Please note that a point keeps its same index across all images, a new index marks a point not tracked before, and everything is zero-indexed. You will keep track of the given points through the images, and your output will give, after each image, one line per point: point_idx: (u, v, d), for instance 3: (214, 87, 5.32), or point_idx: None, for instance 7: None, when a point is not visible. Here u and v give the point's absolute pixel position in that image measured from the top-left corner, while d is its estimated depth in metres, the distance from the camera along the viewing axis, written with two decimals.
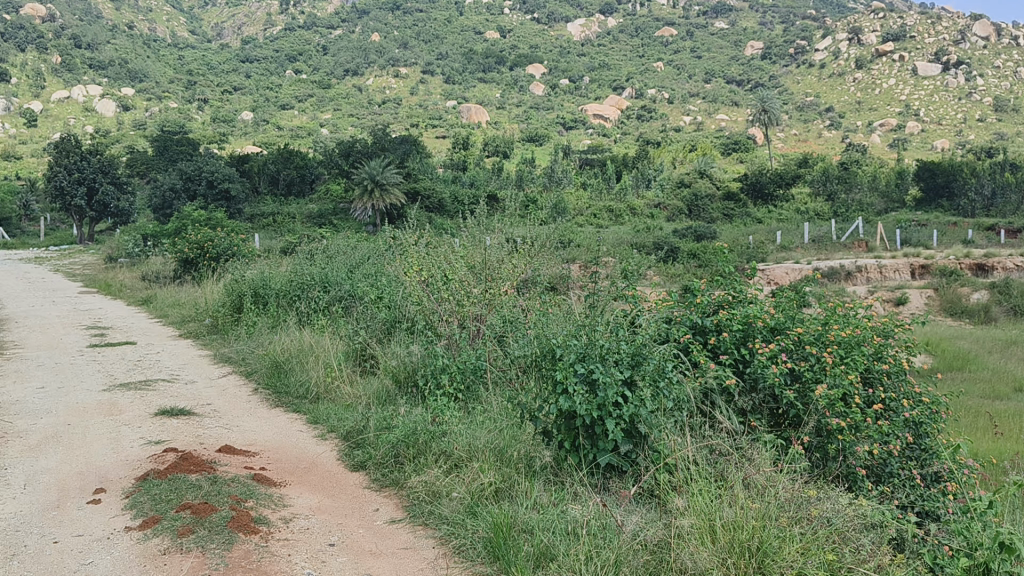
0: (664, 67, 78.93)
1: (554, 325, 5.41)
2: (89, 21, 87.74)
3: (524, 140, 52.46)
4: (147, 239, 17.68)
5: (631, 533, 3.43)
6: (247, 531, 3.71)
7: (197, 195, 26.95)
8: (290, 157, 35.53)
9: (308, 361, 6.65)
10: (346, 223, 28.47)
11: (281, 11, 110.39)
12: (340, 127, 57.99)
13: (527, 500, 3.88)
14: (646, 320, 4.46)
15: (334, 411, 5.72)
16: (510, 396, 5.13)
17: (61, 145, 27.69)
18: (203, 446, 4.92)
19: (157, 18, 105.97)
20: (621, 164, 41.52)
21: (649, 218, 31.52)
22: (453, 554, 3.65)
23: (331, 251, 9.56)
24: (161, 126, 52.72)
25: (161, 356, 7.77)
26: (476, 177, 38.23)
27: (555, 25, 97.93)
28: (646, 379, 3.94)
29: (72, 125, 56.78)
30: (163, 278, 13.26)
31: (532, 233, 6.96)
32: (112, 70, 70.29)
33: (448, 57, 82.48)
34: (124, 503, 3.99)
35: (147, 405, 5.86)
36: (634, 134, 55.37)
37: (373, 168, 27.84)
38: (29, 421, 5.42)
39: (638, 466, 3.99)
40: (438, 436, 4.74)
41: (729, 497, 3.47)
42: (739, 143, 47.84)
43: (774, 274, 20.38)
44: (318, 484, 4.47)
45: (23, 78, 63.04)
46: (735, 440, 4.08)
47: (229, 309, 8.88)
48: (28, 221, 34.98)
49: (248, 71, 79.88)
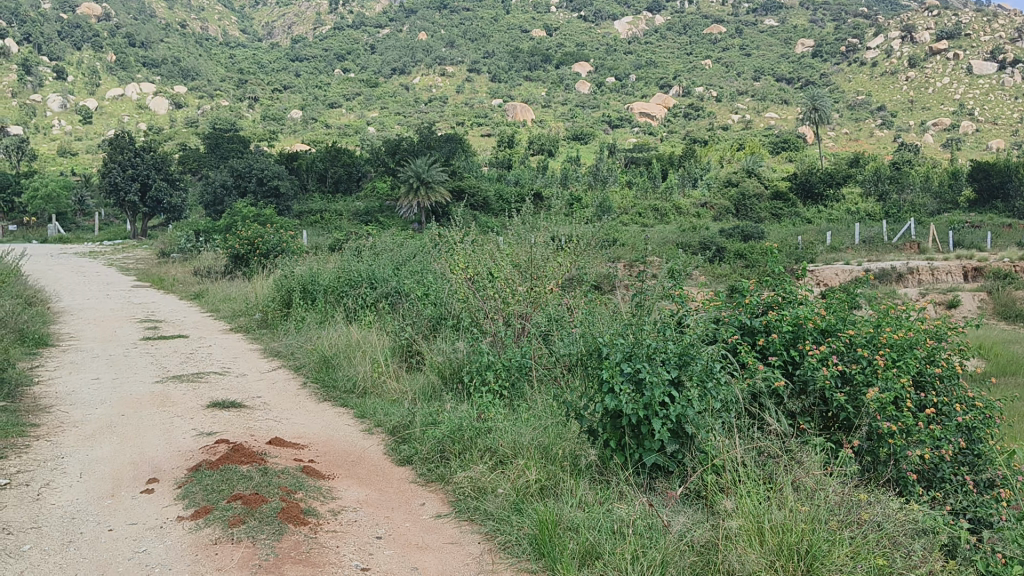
0: (712, 65, 77.99)
1: (599, 325, 5.34)
2: (143, 20, 89.49)
3: (568, 139, 52.27)
4: (199, 234, 17.89)
5: (677, 534, 3.42)
6: (297, 522, 3.76)
7: (247, 192, 27.41)
8: (337, 154, 35.80)
9: (355, 356, 6.70)
10: (392, 221, 28.65)
11: (329, 10, 111.38)
12: (387, 125, 58.34)
13: (572, 499, 3.87)
14: (693, 321, 4.38)
15: (381, 405, 5.76)
16: (555, 394, 5.14)
17: (116, 141, 28.21)
18: (253, 438, 5.01)
19: (209, 18, 107.92)
20: (668, 163, 41.18)
21: (695, 218, 31.26)
22: (499, 550, 3.65)
23: (379, 248, 9.57)
24: (213, 124, 53.66)
25: (212, 349, 7.93)
26: (521, 176, 38.19)
27: (602, 23, 97.34)
28: (693, 380, 3.88)
29: (125, 122, 57.98)
30: (215, 272, 13.45)
31: (582, 229, 6.84)
32: (165, 69, 71.70)
33: (494, 55, 82.47)
34: (177, 493, 4.06)
35: (199, 398, 5.97)
36: (681, 133, 54.80)
37: (419, 166, 28.00)
38: (85, 410, 5.55)
39: (684, 466, 3.95)
40: (484, 432, 4.72)
41: (778, 499, 3.45)
42: (788, 143, 47.15)
43: (823, 275, 20.10)
44: (365, 477, 4.52)
45: (79, 76, 64.47)
46: (784, 442, 4.02)
47: (278, 305, 8.99)
48: (83, 217, 35.99)
49: (297, 71, 80.89)
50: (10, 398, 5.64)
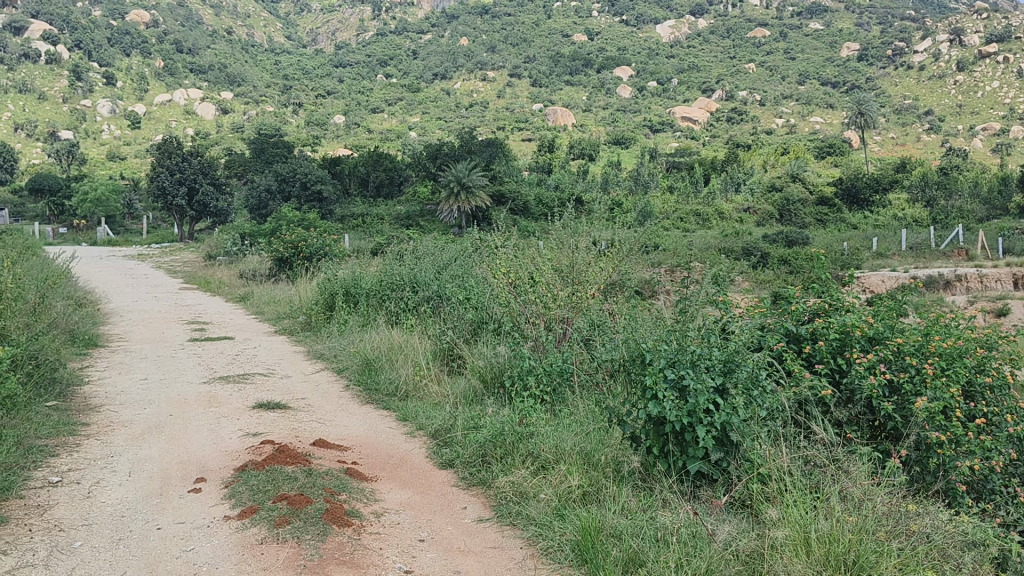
0: (756, 69, 77.17)
1: (642, 330, 5.30)
2: (191, 26, 91.28)
3: (609, 143, 52.24)
4: (244, 237, 18.13)
5: (722, 543, 3.38)
6: (342, 523, 3.79)
7: (291, 196, 27.75)
8: (379, 159, 36.11)
9: (398, 359, 6.76)
10: (433, 225, 28.85)
11: (373, 17, 112.44)
12: (428, 130, 58.75)
13: (616, 505, 3.84)
14: (738, 326, 4.29)
15: (423, 408, 5.80)
16: (598, 399, 5.14)
17: (164, 146, 28.72)
18: (298, 438, 5.08)
19: (255, 25, 110.10)
20: (710, 167, 40.91)
21: (738, 223, 31.01)
22: (541, 555, 3.64)
23: (420, 251, 9.64)
24: (258, 129, 54.57)
25: (258, 350, 8.04)
26: (562, 180, 38.27)
27: (644, 28, 97.02)
28: (738, 387, 3.81)
29: (173, 127, 59.16)
30: (260, 276, 13.64)
31: (626, 234, 6.80)
32: (212, 76, 73.10)
33: (535, 60, 82.51)
34: (224, 492, 4.13)
35: (246, 398, 6.05)
36: (723, 138, 54.41)
37: (459, 170, 28.07)
38: (135, 410, 5.65)
39: (730, 474, 3.86)
40: (525, 436, 4.72)
41: (824, 510, 3.41)
42: (834, 147, 46.56)
43: (870, 282, 19.82)
44: (409, 480, 4.54)
45: (128, 82, 65.88)
46: (830, 451, 3.98)
47: (322, 307, 9.06)
48: (131, 220, 36.79)
49: (341, 77, 82.28)
50: (61, 397, 5.77)
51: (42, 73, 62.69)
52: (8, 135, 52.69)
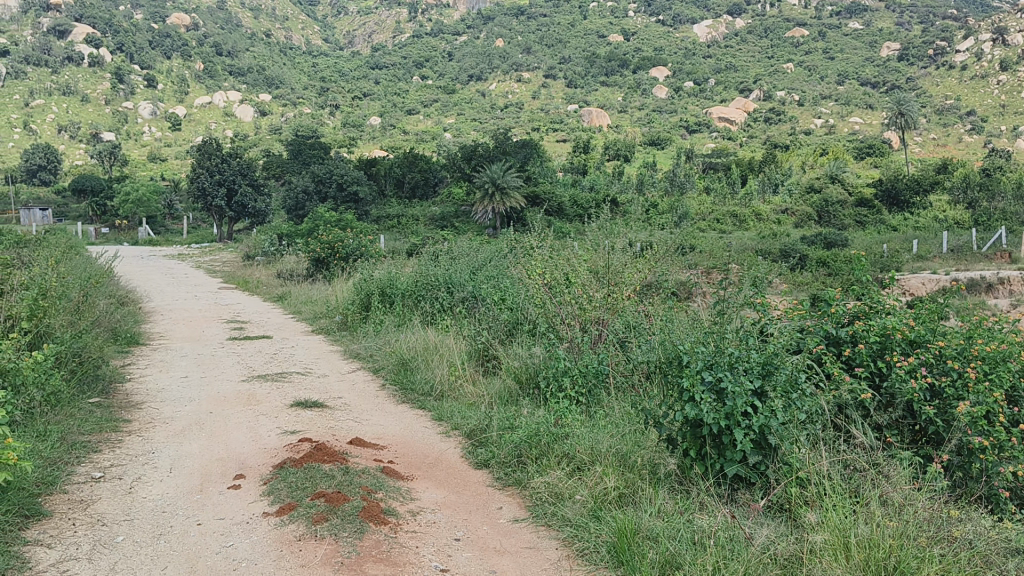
0: (794, 68, 76.32)
1: (679, 331, 5.26)
2: (230, 29, 92.49)
3: (645, 144, 52.08)
4: (281, 238, 18.30)
5: (760, 546, 3.34)
6: (378, 521, 3.82)
7: (328, 197, 27.97)
8: (414, 160, 36.25)
9: (433, 360, 6.78)
10: (467, 226, 28.95)
11: (409, 19, 113.01)
12: (463, 131, 58.94)
13: (652, 507, 3.81)
14: (777, 329, 4.23)
15: (458, 409, 5.80)
16: (634, 401, 5.11)
17: (204, 148, 29.08)
18: (335, 438, 5.10)
19: (293, 27, 111.41)
20: (748, 168, 40.59)
21: (775, 224, 30.71)
22: (576, 557, 3.62)
23: (455, 253, 9.63)
24: (296, 131, 55.17)
25: (294, 350, 8.11)
26: (597, 181, 38.20)
27: (680, 28, 96.38)
28: (777, 390, 3.75)
29: (212, 129, 59.99)
30: (297, 276, 13.77)
31: (663, 235, 6.74)
32: (251, 78, 74.07)
33: (570, 61, 82.36)
34: (262, 489, 4.17)
35: (283, 397, 6.11)
36: (761, 138, 53.95)
37: (494, 171, 28.14)
38: (175, 408, 5.73)
39: (767, 478, 3.83)
40: (560, 437, 4.71)
41: (864, 513, 3.37)
42: (874, 148, 45.95)
43: (910, 284, 19.52)
44: (444, 480, 4.55)
45: (168, 84, 66.87)
46: (871, 455, 3.93)
47: (358, 307, 9.13)
48: (171, 220, 37.41)
49: (378, 79, 83.00)
50: (104, 395, 5.87)
51: (85, 76, 63.84)
52: (52, 136, 53.82)
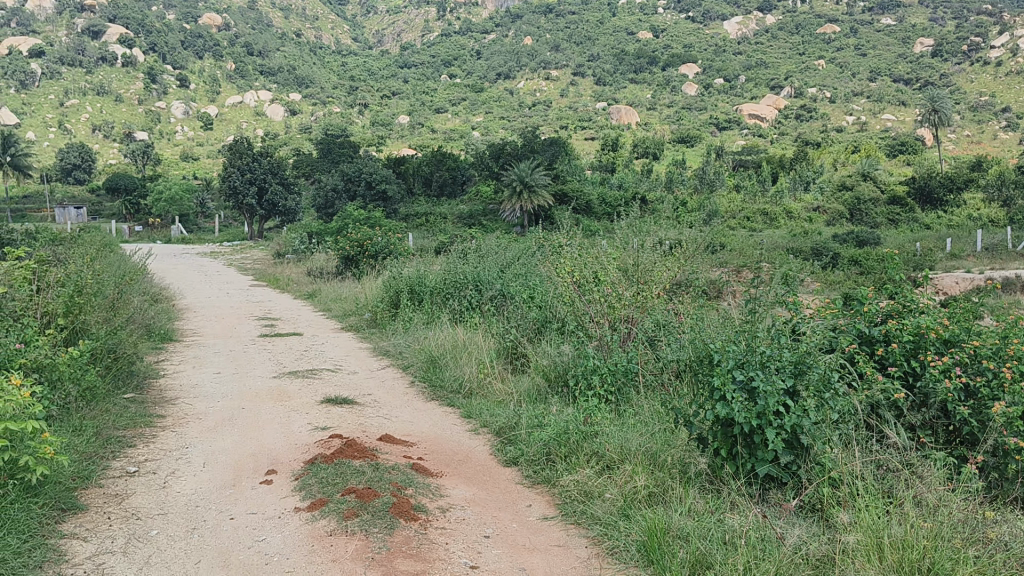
0: (825, 65, 75.52)
1: (710, 330, 5.24)
2: (261, 29, 93.36)
3: (674, 141, 51.86)
4: (311, 235, 18.41)
5: (791, 547, 3.32)
6: (408, 518, 3.84)
7: (357, 195, 28.15)
8: (442, 159, 36.32)
9: (461, 357, 6.81)
10: (495, 224, 28.99)
11: (437, 17, 113.37)
12: (491, 129, 59.02)
13: (682, 507, 3.79)
14: (810, 327, 4.19)
15: (487, 406, 5.81)
16: (663, 399, 5.09)
17: (235, 147, 29.38)
18: (365, 434, 5.13)
19: (323, 27, 112.30)
20: (779, 165, 40.29)
21: (806, 222, 30.44)
22: (606, 555, 3.61)
23: (483, 251, 9.65)
24: (326, 130, 55.60)
25: (325, 347, 8.18)
26: (626, 179, 38.13)
27: (710, 24, 95.70)
28: (809, 390, 3.72)
29: (243, 128, 60.56)
30: (326, 274, 13.86)
31: (692, 233, 6.71)
32: (281, 78, 74.74)
33: (599, 58, 82.11)
34: (295, 484, 4.21)
35: (314, 393, 6.16)
36: (791, 135, 53.51)
37: (522, 170, 28.17)
38: (208, 403, 5.80)
39: (800, 478, 3.79)
40: (590, 435, 4.71)
41: (897, 515, 3.34)
42: (906, 145, 45.39)
43: (943, 283, 19.23)
44: (473, 476, 4.57)
45: (200, 84, 67.60)
46: (904, 455, 3.88)
47: (387, 305, 9.19)
48: (203, 219, 37.88)
49: (406, 78, 83.55)
50: (139, 390, 5.95)
51: (119, 76, 64.75)
52: (86, 136, 54.63)
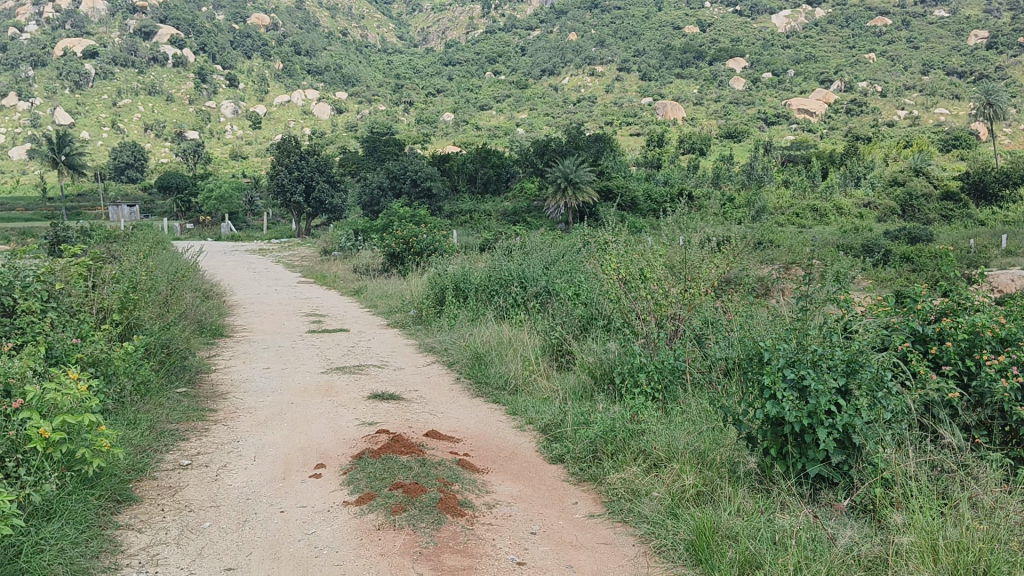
0: (876, 58, 74.14)
1: (758, 329, 5.21)
2: (308, 28, 94.62)
3: (721, 136, 51.39)
4: (357, 233, 18.58)
5: (844, 547, 3.28)
6: (455, 513, 3.86)
7: (402, 193, 28.34)
8: (487, 156, 36.38)
9: (507, 354, 6.84)
10: (539, 221, 28.97)
11: (482, 14, 113.67)
12: (536, 125, 58.98)
13: (731, 506, 3.76)
14: (860, 325, 4.11)
15: (532, 403, 5.82)
16: (712, 398, 5.03)
17: (282, 145, 29.78)
18: (412, 430, 5.18)
19: (369, 26, 113.40)
20: (829, 161, 39.72)
21: (857, 219, 29.93)
22: (654, 553, 3.59)
23: (528, 247, 9.65)
24: (371, 128, 56.15)
25: (372, 343, 8.27)
26: (671, 175, 37.90)
27: (758, 18, 94.38)
28: (862, 389, 3.65)
29: (290, 126, 61.32)
30: (372, 270, 13.97)
31: (742, 229, 6.64)
32: (328, 76, 75.67)
33: (644, 53, 81.48)
34: (342, 479, 4.26)
35: (361, 389, 6.22)
36: (842, 130, 52.69)
37: (566, 166, 28.11)
38: (259, 397, 5.91)
39: (851, 479, 3.74)
40: (636, 433, 4.68)
41: (952, 517, 3.28)
42: (960, 139, 44.37)
43: (999, 280, 18.82)
44: (518, 473, 4.58)
45: (249, 84, 68.67)
46: (959, 455, 3.79)
47: (432, 302, 9.26)
48: (252, 216, 38.50)
49: (451, 76, 84.09)
50: (191, 383, 6.08)
51: (170, 76, 66.00)
52: (139, 135, 55.75)
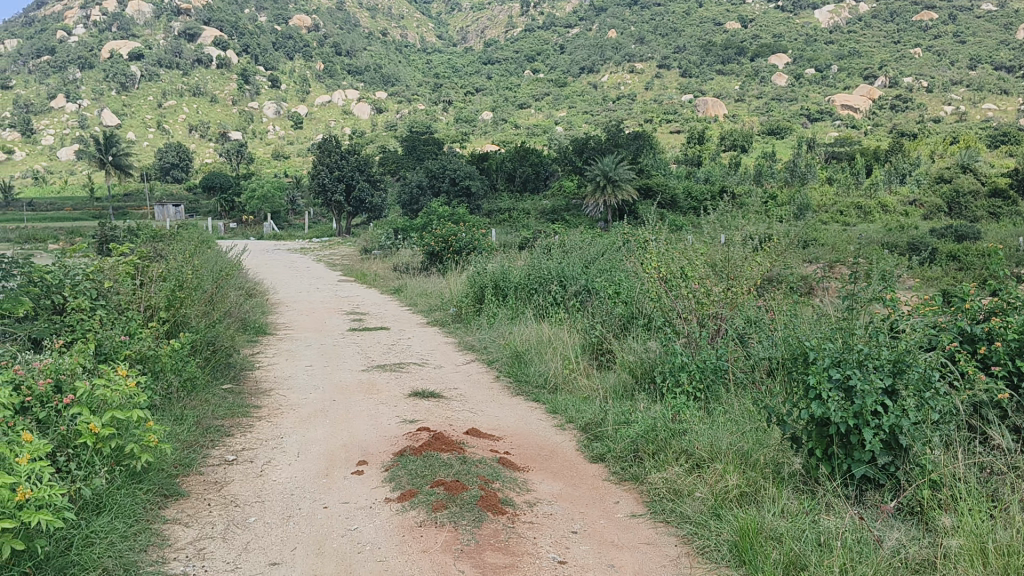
0: (922, 53, 72.86)
1: (803, 328, 5.15)
2: (348, 28, 95.51)
3: (763, 133, 50.90)
4: (397, 232, 18.69)
5: (890, 550, 3.25)
6: (496, 511, 3.87)
7: (441, 191, 28.46)
8: (525, 154, 36.41)
9: (546, 353, 6.83)
10: (578, 219, 28.98)
11: (521, 13, 113.87)
12: (575, 124, 58.85)
13: (775, 507, 3.73)
14: (908, 325, 4.04)
15: (573, 401, 5.82)
16: (755, 398, 5.00)
17: (324, 145, 30.12)
18: (453, 428, 5.21)
19: (409, 25, 114.13)
20: (873, 158, 39.16)
21: (902, 216, 29.45)
22: (697, 554, 3.57)
23: (568, 246, 9.63)
24: (411, 127, 56.49)
25: (412, 341, 8.30)
26: (713, 173, 37.62)
27: (801, 13, 93.18)
28: (910, 389, 3.57)
29: (331, 126, 61.91)
30: (412, 269, 14.04)
31: (786, 227, 6.56)
32: (368, 77, 76.33)
33: (685, 49, 80.88)
34: (385, 476, 4.30)
35: (403, 387, 6.26)
36: (887, 126, 51.88)
37: (606, 164, 28.13)
38: (302, 395, 5.97)
39: (898, 481, 3.69)
40: (678, 433, 4.66)
41: (1002, 521, 3.22)
42: (1009, 135, 43.44)
43: None
44: (559, 472, 4.58)
45: (290, 84, 69.48)
46: (1010, 459, 3.70)
47: (471, 301, 9.29)
48: (294, 215, 39.01)
49: (490, 74, 84.39)
50: (236, 381, 6.17)
51: (213, 77, 67.00)
52: (184, 136, 56.63)
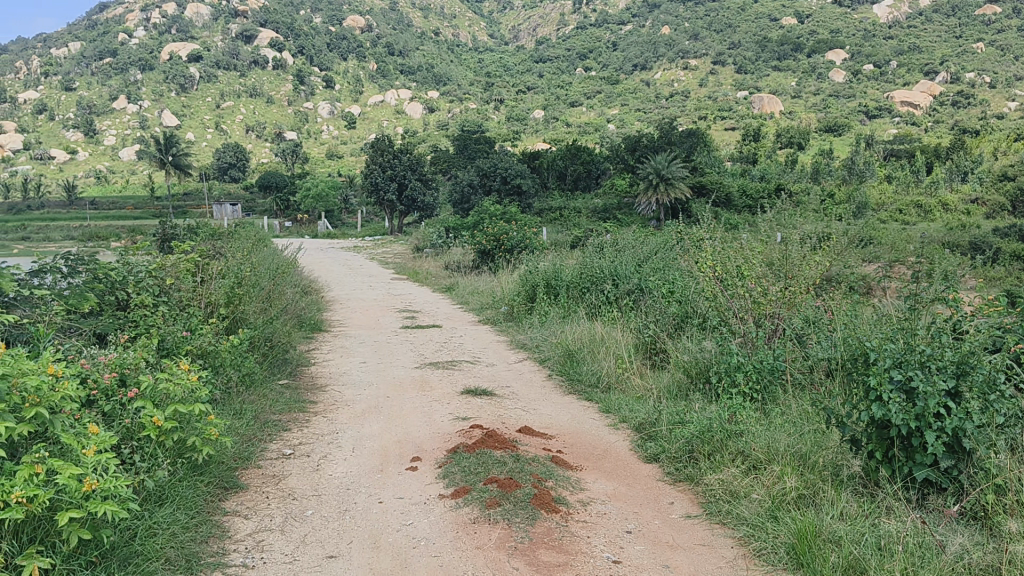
0: (986, 48, 70.92)
1: (862, 329, 5.07)
2: (401, 29, 96.33)
3: (820, 130, 50.12)
4: (449, 231, 18.78)
5: (952, 555, 3.18)
6: (549, 509, 3.88)
7: (492, 190, 28.51)
8: (577, 152, 36.39)
9: (599, 352, 6.83)
10: (630, 218, 28.88)
11: (573, 10, 113.69)
12: (627, 121, 58.47)
13: (834, 510, 3.67)
14: (971, 326, 3.96)
15: (626, 401, 5.80)
16: (813, 400, 4.94)
17: (377, 145, 30.46)
18: (505, 426, 5.23)
19: (461, 24, 114.75)
20: (934, 155, 38.30)
21: (964, 215, 28.69)
22: (753, 556, 3.54)
23: (620, 244, 9.60)
24: (462, 126, 56.75)
25: (463, 338, 8.37)
26: (768, 171, 37.19)
27: (859, 8, 91.33)
28: (974, 390, 3.49)
29: (383, 126, 62.47)
30: (464, 268, 14.11)
31: (844, 226, 6.44)
32: (421, 76, 76.91)
33: (739, 46, 79.88)
34: (438, 472, 4.34)
35: (455, 384, 6.32)
36: (949, 122, 50.65)
37: (658, 162, 27.91)
38: (356, 391, 6.06)
39: (960, 484, 3.60)
40: (735, 434, 4.61)
41: None
42: None
43: None
44: (613, 471, 4.58)
45: (344, 85, 70.42)
46: None
47: (524, 300, 9.34)
48: (348, 214, 39.58)
49: (541, 72, 84.45)
50: (293, 376, 6.29)
51: (269, 79, 68.23)
52: (240, 136, 57.69)
